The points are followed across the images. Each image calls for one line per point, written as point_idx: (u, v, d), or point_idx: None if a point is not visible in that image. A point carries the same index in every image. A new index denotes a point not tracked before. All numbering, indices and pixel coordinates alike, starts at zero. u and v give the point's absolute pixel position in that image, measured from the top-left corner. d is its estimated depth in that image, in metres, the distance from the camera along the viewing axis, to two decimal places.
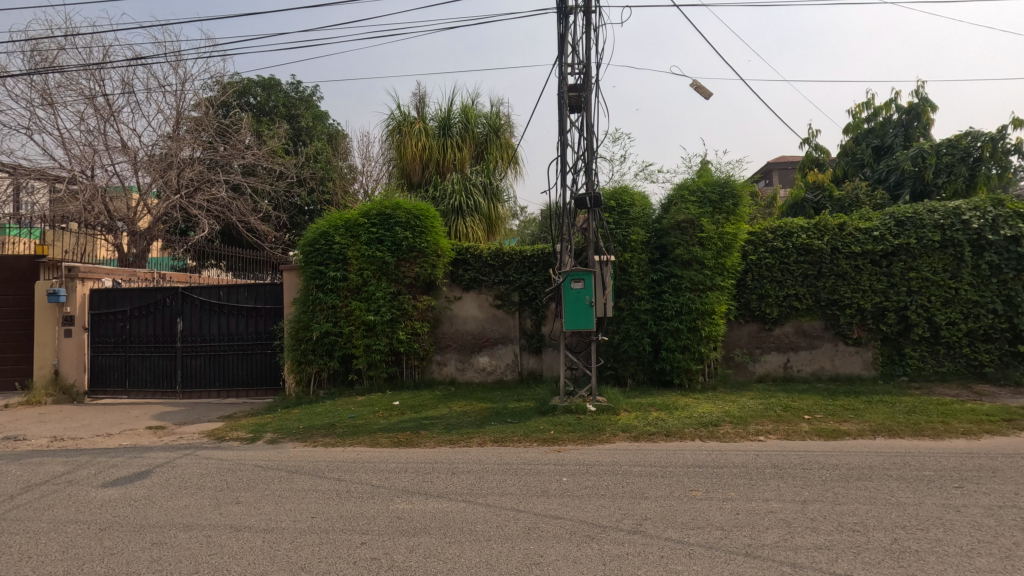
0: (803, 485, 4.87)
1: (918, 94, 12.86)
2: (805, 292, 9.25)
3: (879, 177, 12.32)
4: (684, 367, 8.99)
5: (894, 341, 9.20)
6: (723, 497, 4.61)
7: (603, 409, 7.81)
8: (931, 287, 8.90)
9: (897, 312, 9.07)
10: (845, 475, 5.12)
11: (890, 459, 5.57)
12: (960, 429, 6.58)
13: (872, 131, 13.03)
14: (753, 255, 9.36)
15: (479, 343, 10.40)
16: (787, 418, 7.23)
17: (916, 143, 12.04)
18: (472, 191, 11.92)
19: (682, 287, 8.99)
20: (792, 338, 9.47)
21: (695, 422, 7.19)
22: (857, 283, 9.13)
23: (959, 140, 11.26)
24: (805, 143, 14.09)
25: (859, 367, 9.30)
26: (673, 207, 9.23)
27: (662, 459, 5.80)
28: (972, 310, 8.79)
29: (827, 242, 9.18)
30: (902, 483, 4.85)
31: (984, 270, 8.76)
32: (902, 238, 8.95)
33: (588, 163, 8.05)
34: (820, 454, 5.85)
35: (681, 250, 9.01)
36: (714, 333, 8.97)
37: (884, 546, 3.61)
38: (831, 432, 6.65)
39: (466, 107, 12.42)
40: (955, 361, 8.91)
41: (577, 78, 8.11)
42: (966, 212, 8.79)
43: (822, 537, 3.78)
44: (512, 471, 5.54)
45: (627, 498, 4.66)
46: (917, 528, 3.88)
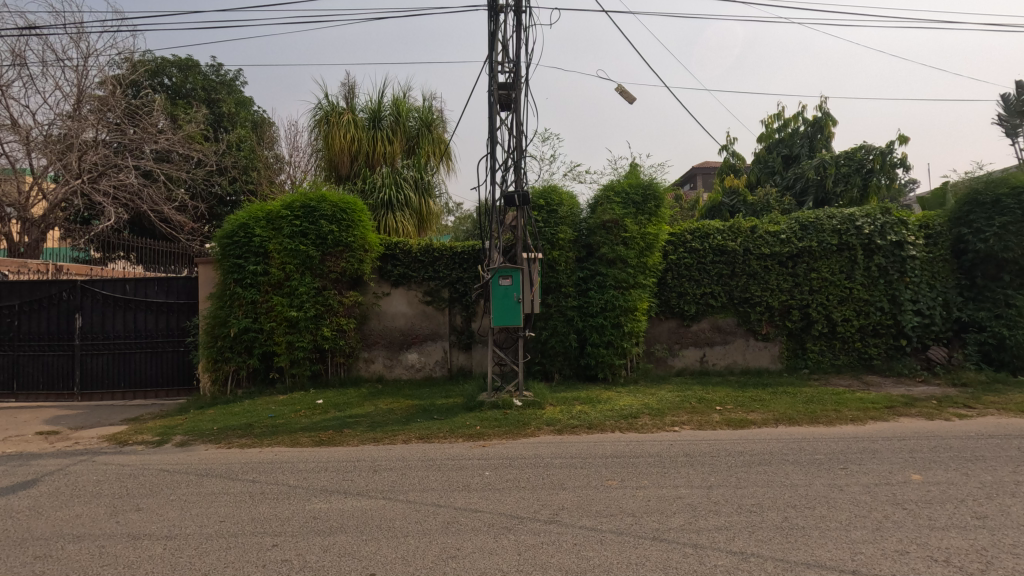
0: (710, 471, 5.19)
1: (822, 109, 13.91)
2: (719, 291, 9.83)
3: (787, 184, 13.25)
4: (608, 362, 9.31)
5: (798, 337, 9.95)
6: (636, 485, 4.83)
7: (529, 403, 7.96)
8: (830, 287, 9.68)
9: (801, 310, 9.80)
10: (749, 461, 5.51)
11: (787, 445, 6.05)
12: (850, 416, 7.23)
13: (782, 141, 13.97)
14: (673, 255, 9.84)
15: (407, 340, 10.29)
16: (700, 409, 7.68)
17: (819, 154, 13.05)
18: (403, 185, 11.76)
19: (606, 285, 9.31)
20: (708, 333, 10.03)
21: (616, 414, 7.47)
22: (766, 282, 9.79)
23: (855, 153, 12.38)
24: (723, 149, 14.88)
25: (767, 361, 9.98)
26: (599, 207, 9.53)
27: (582, 451, 6.00)
28: (863, 308, 9.64)
29: (739, 243, 9.79)
30: (797, 466, 5.28)
31: (874, 271, 9.62)
32: (805, 241, 9.69)
33: (517, 161, 8.15)
34: (727, 442, 6.25)
35: (606, 249, 9.32)
36: (637, 329, 9.33)
37: (776, 525, 3.92)
38: (739, 421, 7.12)
39: (398, 100, 12.20)
40: (849, 354, 9.77)
41: (506, 77, 8.18)
42: (860, 219, 9.62)
43: (722, 519, 4.04)
44: (436, 467, 5.53)
45: (546, 490, 4.78)
46: (806, 506, 4.23)
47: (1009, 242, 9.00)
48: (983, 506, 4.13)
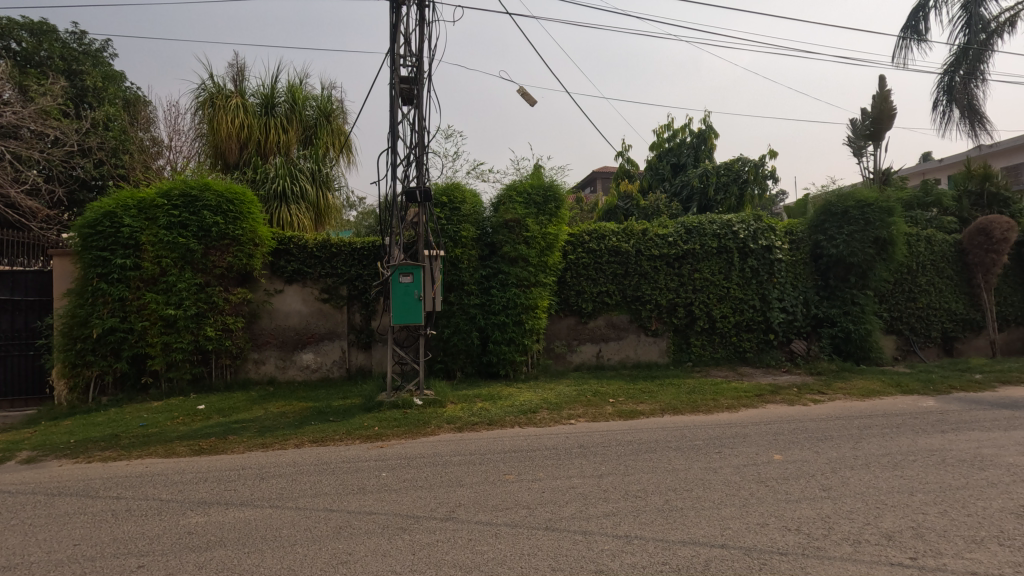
0: (602, 461, 5.46)
1: (706, 122, 15.07)
2: (614, 289, 10.35)
3: (675, 190, 14.21)
4: (509, 358, 9.46)
5: (683, 332, 10.72)
6: (532, 478, 4.97)
7: (429, 402, 7.89)
8: (711, 286, 10.53)
9: (685, 308, 10.56)
10: (636, 449, 5.87)
11: (671, 433, 6.52)
12: (726, 404, 7.93)
13: (671, 150, 14.95)
14: (572, 255, 10.21)
15: (302, 339, 9.78)
16: (595, 402, 8.05)
17: (702, 164, 14.14)
18: (298, 176, 11.14)
19: (508, 283, 9.44)
20: (603, 330, 10.52)
21: (515, 410, 7.61)
22: (655, 282, 10.45)
23: (733, 164, 13.57)
24: (619, 155, 15.65)
25: (655, 355, 10.66)
26: (502, 207, 9.66)
27: (481, 447, 6.05)
28: (738, 305, 10.60)
29: (632, 245, 10.37)
30: (678, 452, 5.71)
31: (747, 272, 10.61)
32: (690, 244, 10.46)
33: (419, 157, 8.03)
34: (617, 432, 6.60)
35: (508, 247, 9.46)
36: (537, 327, 9.56)
37: (658, 507, 4.20)
38: (630, 412, 7.55)
39: (293, 86, 11.52)
40: (726, 348, 10.70)
41: (409, 71, 8.04)
42: (736, 225, 10.56)
43: (610, 506, 4.26)
44: (329, 470, 5.32)
45: (444, 487, 4.77)
46: (684, 489, 4.58)
47: (854, 248, 10.30)
48: (830, 479, 4.69)
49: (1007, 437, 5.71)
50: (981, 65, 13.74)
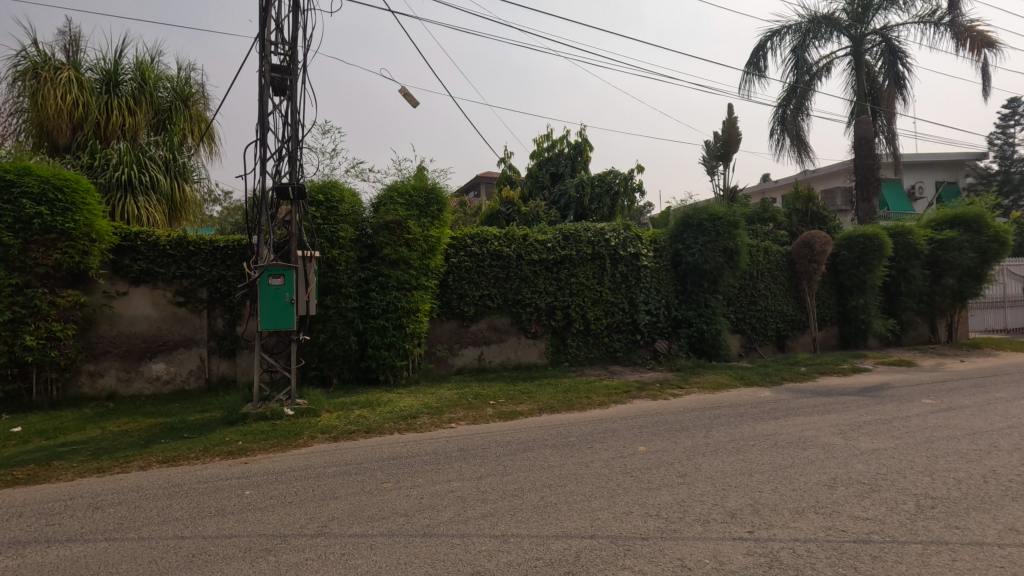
0: (481, 463, 5.52)
1: (582, 135, 15.89)
2: (495, 293, 10.53)
3: (554, 199, 14.81)
4: (389, 363, 9.21)
5: (560, 334, 11.18)
6: (411, 485, 4.88)
7: (301, 412, 7.42)
8: (585, 290, 11.11)
9: (562, 311, 11.04)
10: (515, 449, 6.01)
11: (548, 431, 6.78)
12: (598, 401, 8.43)
13: (550, 159, 15.55)
14: (454, 258, 10.23)
15: (151, 348, 8.72)
16: (476, 405, 8.11)
17: (579, 174, 14.89)
18: (147, 165, 9.94)
19: (388, 286, 9.19)
20: (485, 333, 10.65)
21: (395, 416, 7.43)
22: (535, 286, 10.79)
23: (606, 176, 14.49)
24: (501, 161, 15.97)
25: (535, 356, 11.01)
26: (382, 208, 9.40)
27: (358, 456, 5.83)
28: (610, 308, 11.31)
29: (513, 249, 10.62)
30: (554, 449, 5.95)
31: (618, 277, 11.36)
32: (566, 250, 10.97)
33: (292, 151, 7.55)
34: (497, 433, 6.72)
35: (388, 249, 9.21)
36: (419, 331, 9.40)
37: (534, 505, 4.33)
38: (509, 413, 7.73)
39: (142, 64, 10.26)
40: (599, 348, 11.35)
41: (281, 59, 7.53)
42: (609, 233, 11.25)
43: (488, 506, 4.32)
44: (182, 493, 4.80)
45: (316, 501, 4.52)
46: (558, 485, 4.78)
47: (707, 257, 11.47)
48: (686, 466, 5.17)
49: (823, 420, 6.71)
50: (806, 101, 16.04)
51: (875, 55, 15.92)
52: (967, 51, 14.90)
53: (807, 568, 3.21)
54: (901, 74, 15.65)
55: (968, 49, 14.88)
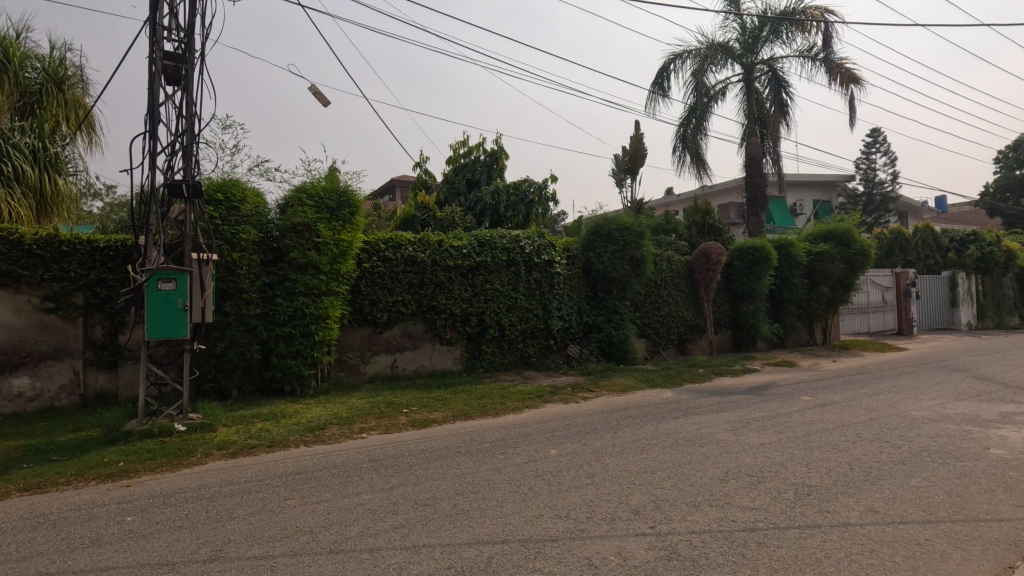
0: (392, 473, 5.39)
1: (498, 143, 16.07)
2: (409, 299, 10.36)
3: (470, 205, 14.85)
4: (296, 373, 8.76)
5: (475, 340, 11.19)
6: (317, 500, 4.66)
7: (195, 427, 6.87)
8: (500, 297, 11.21)
9: (478, 316, 11.06)
10: (428, 457, 5.94)
11: (462, 438, 6.76)
12: (512, 406, 8.52)
13: (466, 165, 15.58)
14: (367, 263, 9.95)
15: (12, 361, 7.70)
16: (388, 414, 7.91)
17: (495, 182, 15.04)
18: (10, 153, 8.79)
19: (295, 291, 8.75)
20: (398, 339, 10.44)
21: (301, 428, 7.06)
22: (450, 292, 10.74)
23: (521, 185, 14.75)
24: (417, 165, 15.77)
25: (450, 363, 10.93)
26: (289, 209, 8.95)
27: (260, 472, 5.49)
28: (524, 314, 11.48)
29: (428, 255, 10.51)
30: (468, 456, 5.93)
31: (532, 284, 11.57)
32: (482, 256, 11.02)
33: (187, 146, 7.01)
34: (410, 442, 6.60)
35: (296, 253, 8.78)
36: (328, 338, 8.99)
37: (446, 513, 4.29)
38: (423, 421, 7.61)
39: (4, 39, 9.08)
40: (513, 354, 11.48)
41: (174, 46, 6.99)
42: (523, 240, 11.45)
43: (399, 518, 4.22)
44: (49, 524, 4.26)
45: (209, 523, 4.20)
46: (471, 491, 4.78)
47: (616, 265, 12.00)
48: (594, 467, 5.36)
49: (717, 418, 7.22)
50: (705, 122, 17.28)
51: (763, 83, 17.48)
52: (838, 85, 16.76)
53: (702, 558, 3.43)
54: (784, 101, 17.31)
55: (839, 83, 16.75)
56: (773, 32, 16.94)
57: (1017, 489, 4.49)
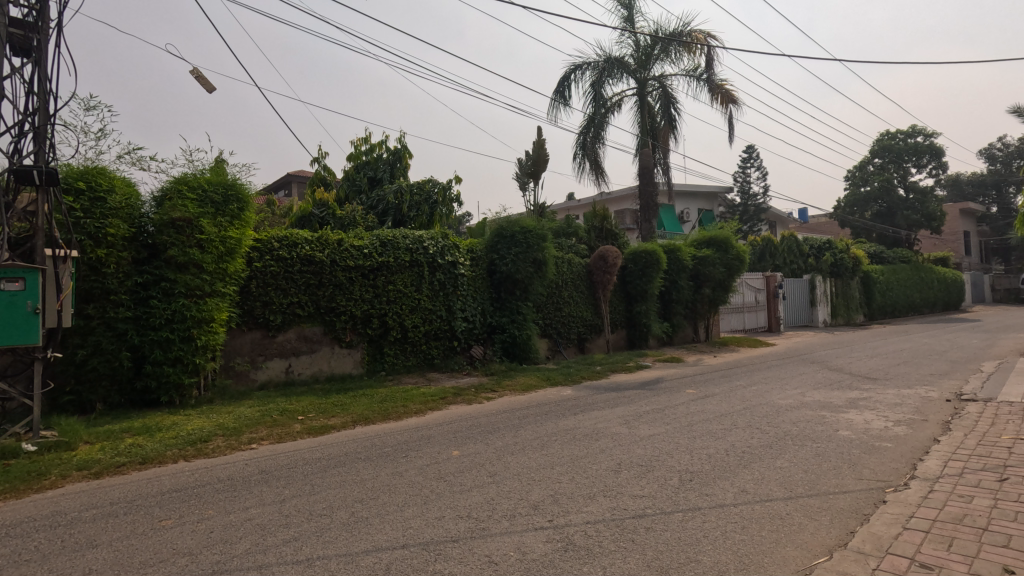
0: (285, 484, 5.10)
1: (402, 142, 15.75)
2: (306, 300, 9.87)
3: (371, 203, 14.42)
4: (174, 382, 8.01)
5: (377, 343, 10.90)
6: (198, 518, 4.30)
7: (50, 446, 6.06)
8: (403, 298, 10.99)
9: (380, 318, 10.77)
10: (324, 465, 5.68)
11: (361, 443, 6.54)
12: (414, 409, 8.39)
13: (368, 163, 15.13)
14: (257, 262, 9.32)
15: None
16: (281, 422, 7.46)
17: (398, 181, 14.73)
18: None
19: (174, 292, 7.99)
20: (293, 343, 9.89)
21: (180, 441, 6.47)
22: (350, 293, 10.36)
23: (424, 185, 14.58)
24: (315, 160, 15.06)
25: (350, 366, 10.54)
26: (168, 202, 8.17)
27: (132, 492, 4.97)
28: (428, 315, 11.35)
29: (326, 254, 10.06)
30: (367, 462, 5.76)
31: (435, 285, 11.47)
32: (384, 257, 10.74)
33: (39, 128, 6.17)
34: (305, 451, 6.29)
35: (175, 251, 8.02)
36: (213, 343, 8.30)
37: (343, 522, 4.14)
38: (320, 428, 7.26)
39: None
40: (417, 355, 11.32)
41: (24, 13, 6.14)
42: (427, 241, 11.33)
43: (291, 531, 4.01)
44: None
45: (67, 554, 3.73)
46: (371, 498, 4.65)
47: (519, 267, 12.23)
48: (496, 466, 5.42)
49: (612, 413, 7.61)
50: (602, 131, 18.13)
51: (655, 98, 18.66)
52: (719, 104, 18.33)
53: (596, 547, 3.60)
54: (673, 116, 18.60)
55: (720, 102, 18.32)
56: (663, 51, 18.15)
57: (859, 464, 5.18)
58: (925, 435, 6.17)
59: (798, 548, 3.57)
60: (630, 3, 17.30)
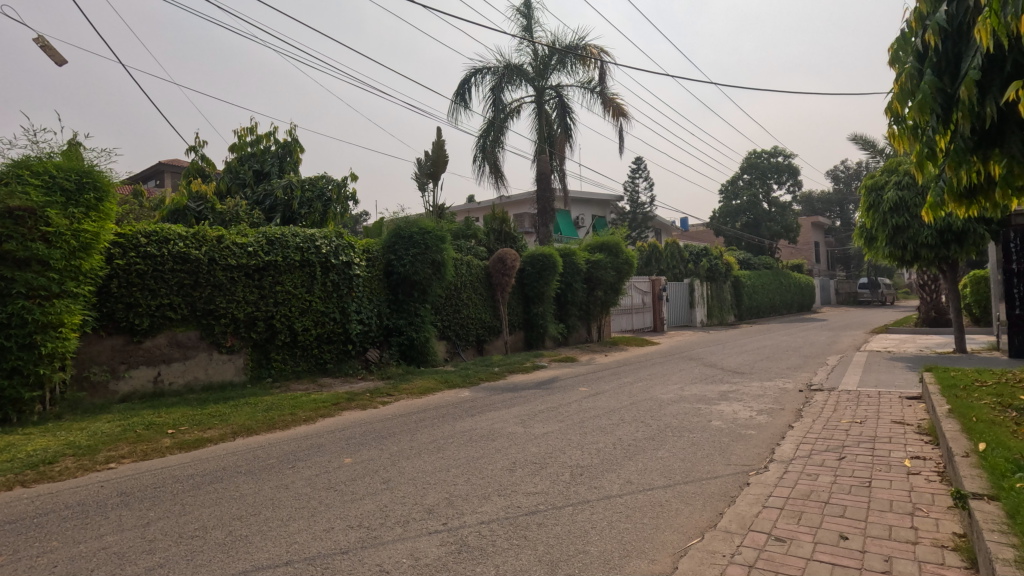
0: (150, 506, 4.60)
1: (292, 134, 14.88)
2: (179, 302, 8.99)
3: (257, 198, 13.48)
4: (11, 396, 6.93)
5: (262, 348, 10.20)
6: (39, 552, 3.75)
7: None
8: (292, 299, 10.36)
9: (266, 321, 10.08)
10: (199, 482, 5.21)
11: (243, 456, 6.08)
12: (304, 417, 7.94)
13: (253, 155, 14.15)
14: (120, 259, 8.33)
15: None
16: (148, 437, 6.73)
17: (287, 175, 13.89)
18: None
19: (12, 293, 6.91)
20: (163, 349, 8.96)
21: (18, 465, 5.60)
22: (231, 294, 9.59)
23: (317, 181, 13.89)
24: (191, 149, 13.79)
25: (231, 374, 9.75)
26: (3, 187, 7.03)
27: None
28: (320, 318, 10.81)
29: (203, 252, 9.21)
30: (249, 476, 5.36)
31: (328, 286, 10.94)
32: (271, 256, 10.05)
33: None
34: (177, 467, 5.72)
35: (13, 245, 6.93)
36: (62, 350, 7.28)
37: (218, 543, 3.82)
38: (194, 442, 6.64)
39: None
40: (307, 360, 10.75)
41: None
42: (319, 240, 10.79)
43: (157, 557, 3.63)
44: None
45: None
46: (251, 514, 4.33)
47: (417, 268, 12.00)
48: (390, 472, 5.28)
49: (508, 413, 7.72)
50: (501, 136, 18.38)
51: (552, 107, 19.28)
52: (611, 116, 19.34)
53: (489, 546, 3.64)
54: (569, 125, 19.31)
55: (612, 115, 19.34)
56: (560, 63, 18.83)
57: (728, 451, 5.70)
58: (781, 422, 6.94)
59: (675, 532, 3.85)
60: (529, 13, 17.75)
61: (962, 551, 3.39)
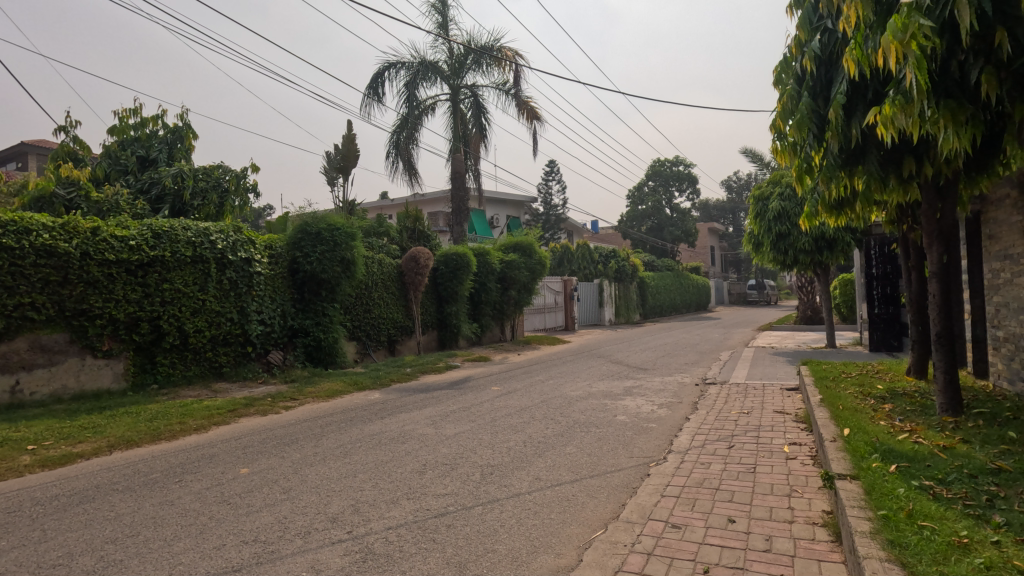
0: (3, 534, 4.03)
1: (184, 118, 13.71)
2: (43, 301, 7.97)
3: (142, 187, 12.26)
4: None
5: (146, 351, 9.29)
6: None
7: None
8: (183, 299, 9.52)
9: (150, 321, 9.17)
10: (65, 504, 4.63)
11: (121, 471, 5.50)
12: (194, 426, 7.32)
13: (137, 139, 12.90)
14: None
15: None
16: (3, 454, 5.89)
17: (177, 163, 12.75)
18: None
19: None
20: (23, 355, 7.91)
21: None
22: (109, 292, 8.63)
23: (212, 170, 12.89)
24: (61, 129, 12.29)
25: (108, 381, 8.79)
26: None
27: None
28: (215, 318, 10.02)
29: (74, 245, 8.21)
30: (126, 493, 4.85)
31: (224, 284, 10.17)
32: (157, 250, 9.16)
33: None
34: (38, 488, 5.06)
35: None
36: None
37: (86, 570, 3.41)
38: (61, 458, 5.91)
39: None
40: (200, 364, 9.93)
41: None
42: (214, 234, 10.00)
43: None
44: None
45: None
46: (129, 535, 3.92)
47: (325, 266, 11.47)
48: (290, 481, 5.00)
49: (420, 414, 7.59)
50: (415, 132, 18.03)
51: (467, 106, 19.22)
52: (525, 119, 19.63)
53: (396, 552, 3.54)
54: (483, 125, 19.34)
55: (526, 118, 19.62)
56: (475, 63, 18.83)
57: (631, 445, 5.97)
58: (679, 415, 7.37)
59: (580, 525, 3.97)
60: (444, 10, 17.59)
61: (829, 527, 3.78)
